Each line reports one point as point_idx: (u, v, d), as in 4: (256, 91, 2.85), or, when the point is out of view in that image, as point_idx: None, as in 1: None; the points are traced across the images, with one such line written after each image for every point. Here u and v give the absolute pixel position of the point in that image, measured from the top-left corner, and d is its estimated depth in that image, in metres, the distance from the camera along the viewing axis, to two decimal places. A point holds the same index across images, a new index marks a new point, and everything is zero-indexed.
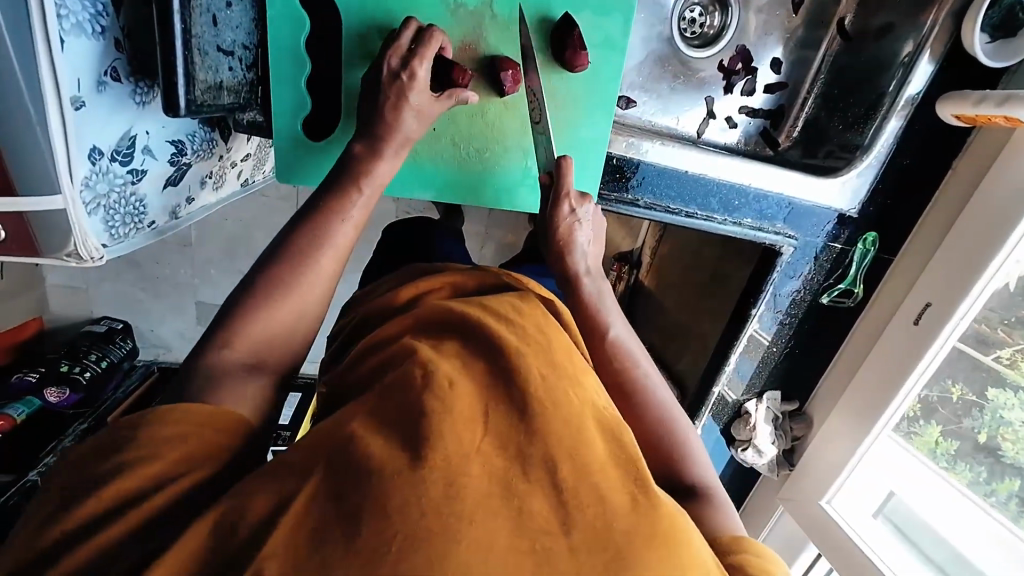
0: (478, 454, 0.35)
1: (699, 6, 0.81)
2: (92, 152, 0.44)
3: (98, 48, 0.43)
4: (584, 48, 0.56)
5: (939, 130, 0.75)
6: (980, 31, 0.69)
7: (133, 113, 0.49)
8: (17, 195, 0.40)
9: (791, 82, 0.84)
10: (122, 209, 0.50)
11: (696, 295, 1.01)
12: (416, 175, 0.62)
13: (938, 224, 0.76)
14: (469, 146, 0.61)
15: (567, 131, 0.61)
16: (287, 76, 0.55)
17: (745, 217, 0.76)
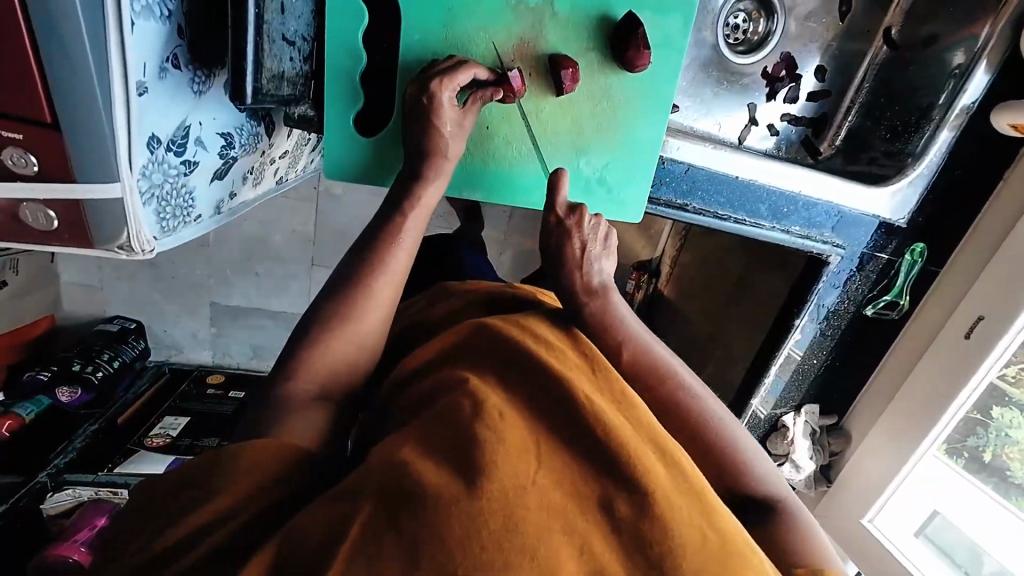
0: (535, 485, 0.32)
1: (743, 12, 0.80)
2: (150, 140, 0.43)
3: (164, 32, 0.42)
4: (648, 47, 0.56)
5: (994, 140, 0.74)
6: None
7: (190, 102, 0.47)
8: (74, 181, 0.39)
9: (834, 90, 0.83)
10: (172, 201, 0.48)
11: (726, 306, 0.99)
12: (467, 173, 0.60)
13: (989, 235, 0.75)
14: (520, 143, 0.60)
15: (622, 131, 0.61)
16: (342, 70, 0.54)
17: (794, 224, 0.75)
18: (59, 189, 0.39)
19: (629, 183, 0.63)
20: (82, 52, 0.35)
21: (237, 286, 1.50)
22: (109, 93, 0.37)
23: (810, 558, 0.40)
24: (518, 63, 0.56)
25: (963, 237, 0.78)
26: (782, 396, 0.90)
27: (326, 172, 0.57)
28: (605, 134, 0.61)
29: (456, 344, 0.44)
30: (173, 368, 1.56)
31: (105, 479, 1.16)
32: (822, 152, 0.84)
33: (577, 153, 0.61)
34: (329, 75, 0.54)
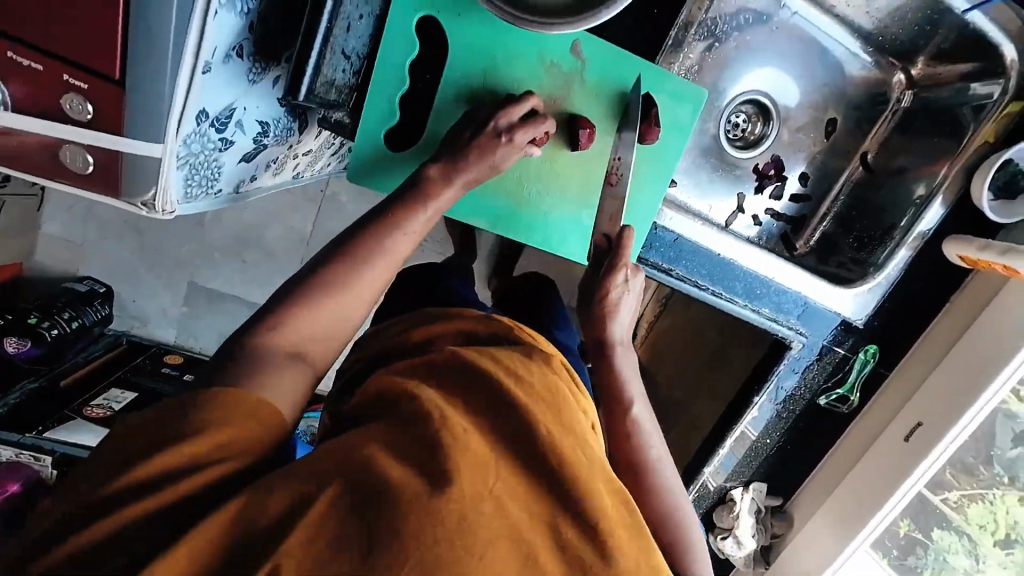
0: (492, 494, 0.34)
1: (744, 114, 0.89)
2: (200, 113, 0.46)
3: (239, 25, 0.46)
4: (658, 126, 0.63)
5: (943, 265, 0.83)
6: (989, 189, 0.78)
7: (242, 88, 0.51)
8: (121, 134, 0.42)
9: (814, 196, 0.92)
10: (202, 171, 0.51)
11: (693, 375, 1.03)
12: (476, 205, 0.65)
13: (935, 350, 0.82)
14: (532, 188, 0.66)
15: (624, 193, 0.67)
16: (385, 87, 0.59)
17: (764, 306, 0.81)
18: (105, 138, 0.42)
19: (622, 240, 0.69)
20: (165, 28, 0.39)
21: (220, 270, 1.49)
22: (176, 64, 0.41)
23: None
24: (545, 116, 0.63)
25: (911, 348, 0.86)
26: (733, 472, 0.93)
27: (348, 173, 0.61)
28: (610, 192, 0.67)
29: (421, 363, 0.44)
30: (132, 340, 1.50)
31: (32, 442, 1.09)
32: (797, 248, 0.92)
33: (582, 205, 0.67)
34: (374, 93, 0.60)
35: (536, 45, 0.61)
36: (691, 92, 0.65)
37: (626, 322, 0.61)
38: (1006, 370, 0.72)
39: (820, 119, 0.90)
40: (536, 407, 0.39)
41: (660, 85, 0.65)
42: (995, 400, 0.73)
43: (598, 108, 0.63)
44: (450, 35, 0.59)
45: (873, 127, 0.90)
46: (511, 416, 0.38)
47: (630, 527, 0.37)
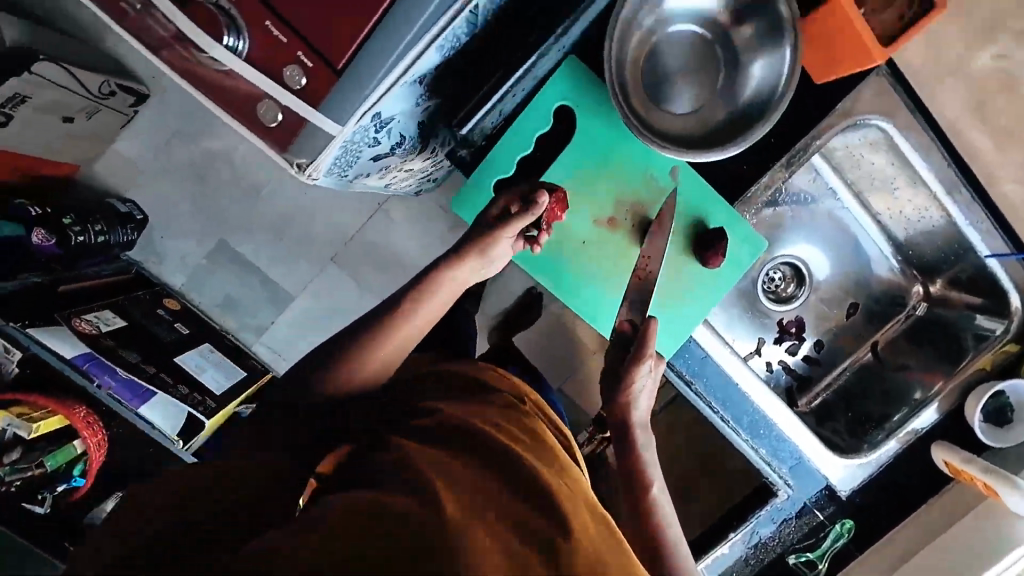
0: (483, 521, 0.41)
1: (781, 273, 1.00)
2: (376, 115, 0.55)
3: (436, 63, 0.56)
4: (719, 256, 0.73)
5: (928, 467, 0.89)
6: (981, 411, 0.85)
7: (408, 106, 0.61)
8: (315, 108, 0.50)
9: (824, 364, 1.01)
10: (348, 157, 0.59)
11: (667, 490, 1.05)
12: (542, 259, 0.77)
13: (905, 544, 0.85)
14: (597, 262, 0.76)
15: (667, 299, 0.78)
16: (512, 143, 0.72)
17: (762, 447, 0.86)
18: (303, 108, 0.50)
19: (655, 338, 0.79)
20: (392, 47, 0.48)
21: (252, 239, 1.54)
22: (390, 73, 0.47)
23: None
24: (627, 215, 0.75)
25: (883, 536, 0.88)
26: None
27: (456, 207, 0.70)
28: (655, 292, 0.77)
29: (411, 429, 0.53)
30: (139, 271, 1.55)
31: (10, 332, 1.07)
32: (800, 405, 0.98)
33: (627, 296, 0.76)
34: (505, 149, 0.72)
35: (641, 159, 0.74)
36: (756, 240, 0.76)
37: (643, 406, 0.68)
38: None
39: (844, 300, 1.01)
40: (507, 460, 0.48)
41: (736, 224, 0.75)
42: None
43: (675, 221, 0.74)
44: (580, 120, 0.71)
45: (888, 324, 1.00)
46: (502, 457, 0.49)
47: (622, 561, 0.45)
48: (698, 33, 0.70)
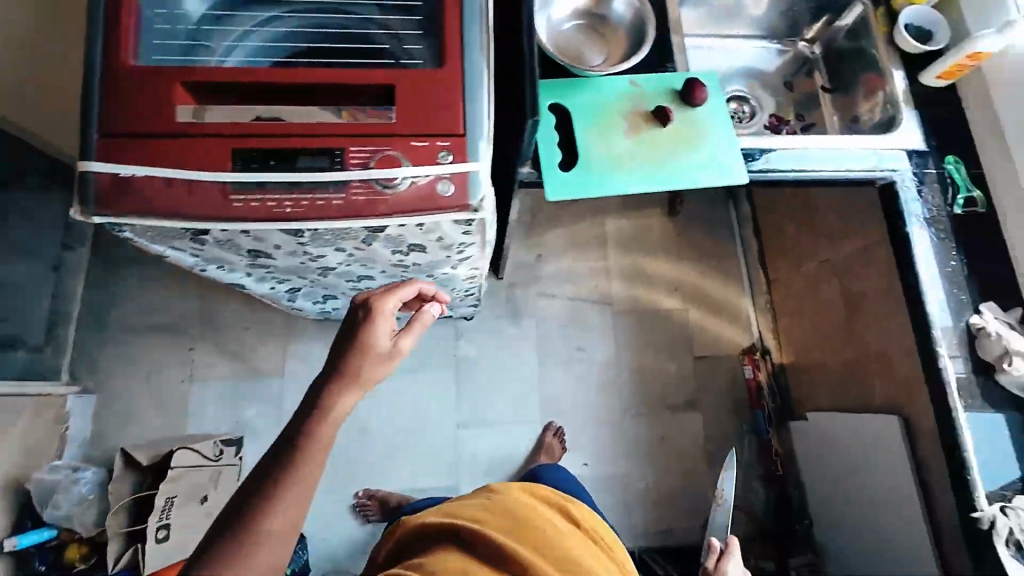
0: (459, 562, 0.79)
1: (742, 104, 1.31)
2: (481, 198, 0.75)
3: (444, 177, 0.73)
4: (699, 89, 0.99)
5: (938, 96, 1.10)
6: (905, 31, 1.11)
7: (474, 196, 0.75)
8: (436, 204, 0.73)
9: (814, 123, 1.29)
10: (472, 238, 0.85)
11: (844, 319, 1.46)
12: (663, 145, 0.98)
13: (993, 142, 1.04)
14: (658, 132, 0.99)
15: (688, 154, 0.98)
16: (606, 114, 0.99)
17: (852, 167, 1.03)
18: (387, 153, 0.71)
19: (709, 181, 0.97)
20: (430, 170, 0.72)
21: (396, 473, 1.66)
22: (484, 85, 0.76)
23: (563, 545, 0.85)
24: (643, 106, 1.00)
25: (981, 153, 1.05)
26: (941, 322, 0.96)
27: (472, 202, 0.75)
28: (677, 161, 0.97)
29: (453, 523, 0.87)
30: None
31: None
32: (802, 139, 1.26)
33: (703, 162, 0.98)
34: (604, 104, 0.99)
35: (621, 109, 0.99)
36: (720, 153, 0.99)
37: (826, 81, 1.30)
38: None
39: (797, 62, 1.34)
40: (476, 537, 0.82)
41: (670, 102, 1.01)
42: None
43: (661, 95, 1.01)
44: (580, 118, 0.98)
45: (837, 60, 1.27)
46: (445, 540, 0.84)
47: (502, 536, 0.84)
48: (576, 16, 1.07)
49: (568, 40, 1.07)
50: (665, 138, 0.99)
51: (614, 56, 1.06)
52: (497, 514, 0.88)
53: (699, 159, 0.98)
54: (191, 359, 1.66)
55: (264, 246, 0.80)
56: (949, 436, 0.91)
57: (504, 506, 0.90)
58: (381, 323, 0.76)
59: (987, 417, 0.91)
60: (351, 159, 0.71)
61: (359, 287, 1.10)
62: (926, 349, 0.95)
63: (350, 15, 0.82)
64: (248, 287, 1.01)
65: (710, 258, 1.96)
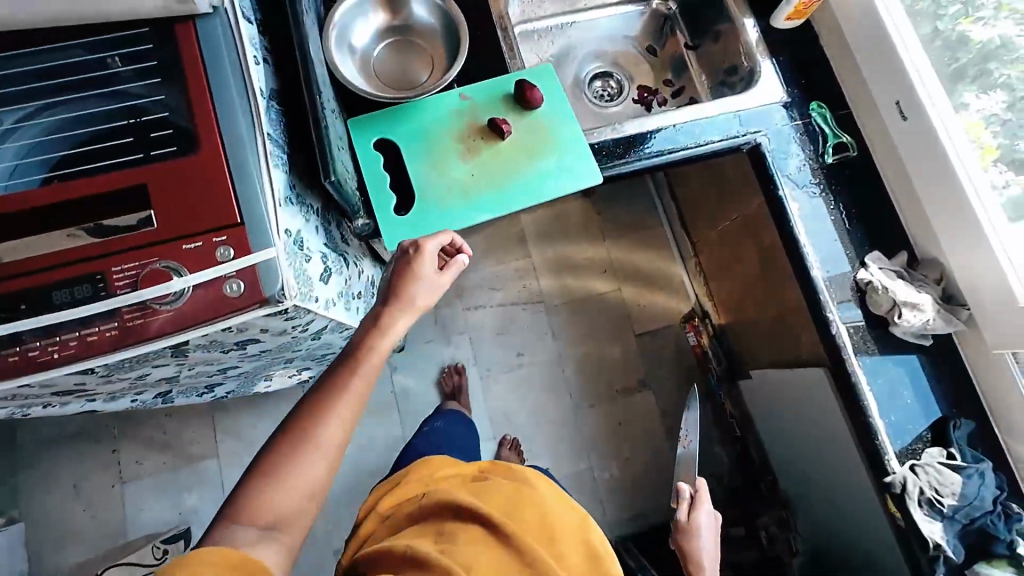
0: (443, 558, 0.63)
1: (606, 81, 1.23)
2: (280, 288, 0.67)
3: (230, 276, 0.64)
4: (533, 90, 0.90)
5: (792, 37, 1.02)
6: None
7: (274, 287, 0.66)
8: (228, 307, 0.65)
9: (685, 85, 1.21)
10: (304, 318, 0.77)
11: (761, 273, 1.42)
12: (504, 161, 0.90)
13: (854, 79, 0.97)
14: (498, 147, 0.90)
15: (533, 166, 0.89)
16: (436, 139, 0.90)
17: (713, 137, 0.96)
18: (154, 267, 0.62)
19: (558, 191, 0.89)
20: (210, 274, 0.63)
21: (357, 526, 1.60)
22: (256, 159, 0.67)
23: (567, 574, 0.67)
24: (478, 121, 0.91)
25: (843, 93, 0.99)
26: (827, 282, 0.91)
27: (271, 294, 0.66)
28: (520, 176, 0.89)
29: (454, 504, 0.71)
30: None
31: None
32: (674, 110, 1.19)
33: (549, 171, 0.89)
34: (434, 127, 0.90)
35: (453, 130, 0.90)
36: (568, 157, 0.90)
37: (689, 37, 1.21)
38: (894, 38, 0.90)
39: (657, 24, 1.25)
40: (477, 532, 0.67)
41: (507, 111, 0.92)
42: (913, 60, 0.90)
43: (496, 105, 0.92)
44: (407, 152, 0.89)
45: (694, 14, 1.18)
46: (466, 523, 0.68)
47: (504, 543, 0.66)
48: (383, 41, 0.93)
49: (387, 64, 0.94)
50: (506, 152, 0.90)
51: (439, 64, 0.94)
52: (534, 510, 0.70)
53: (543, 169, 0.89)
54: (117, 461, 1.56)
55: (66, 385, 0.71)
56: (851, 402, 0.87)
57: (532, 506, 0.71)
58: (425, 262, 0.74)
59: (888, 371, 0.88)
60: (116, 282, 0.62)
61: (232, 373, 1.00)
62: (816, 314, 0.90)
63: (86, 95, 0.66)
64: (102, 408, 0.91)
65: (635, 230, 1.89)
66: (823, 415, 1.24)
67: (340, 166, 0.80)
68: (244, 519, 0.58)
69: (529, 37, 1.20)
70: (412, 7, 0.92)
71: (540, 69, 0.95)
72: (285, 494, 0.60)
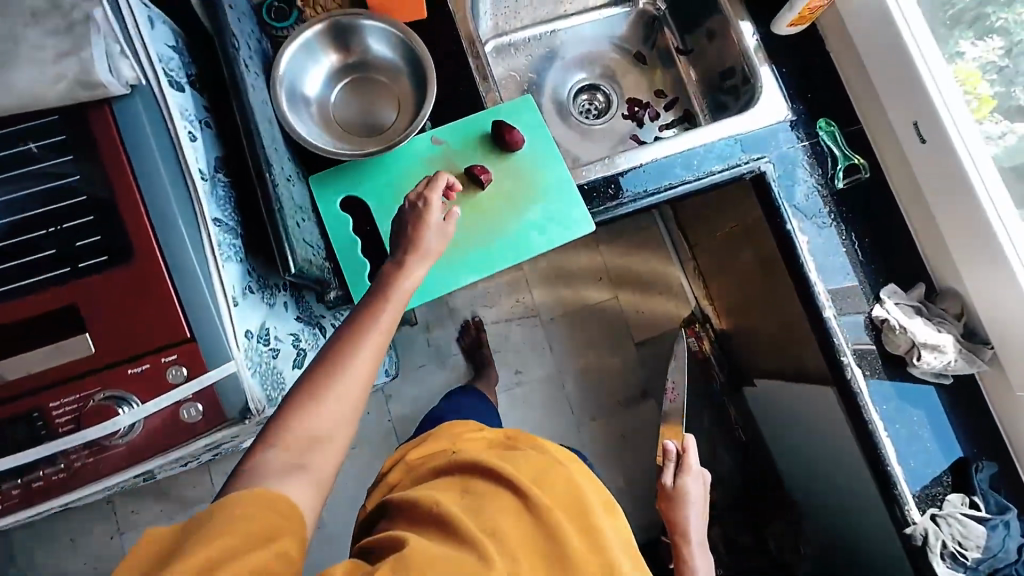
0: (459, 536, 0.57)
1: (592, 95, 1.12)
2: (246, 403, 0.60)
3: (187, 400, 0.58)
4: (513, 130, 0.81)
5: (796, 42, 0.93)
6: None
7: (239, 405, 0.60)
8: (190, 432, 0.58)
9: (679, 95, 1.11)
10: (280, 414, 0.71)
11: (763, 283, 1.35)
12: (486, 214, 0.81)
13: (866, 92, 0.89)
14: (479, 196, 0.82)
15: (517, 218, 0.81)
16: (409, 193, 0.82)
17: (712, 166, 0.87)
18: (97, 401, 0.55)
19: (547, 243, 0.81)
20: (163, 401, 0.57)
21: None
22: (203, 260, 0.60)
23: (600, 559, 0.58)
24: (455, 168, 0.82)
25: (854, 106, 0.91)
26: (840, 321, 0.84)
27: (235, 413, 0.59)
28: (505, 230, 0.81)
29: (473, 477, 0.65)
30: None
31: None
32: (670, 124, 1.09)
33: (536, 222, 0.81)
34: (406, 178, 0.82)
35: None
36: (556, 204, 0.82)
37: (680, 39, 1.09)
38: (911, 48, 0.81)
39: (644, 24, 1.13)
40: (494, 505, 0.60)
41: (485, 152, 0.83)
42: (932, 72, 0.81)
43: (472, 147, 0.83)
44: (377, 212, 0.81)
45: (685, 15, 1.06)
46: (491, 489, 0.63)
47: (524, 520, 0.59)
48: (337, 78, 0.83)
49: (349, 107, 0.85)
50: (488, 203, 0.82)
51: (406, 100, 0.84)
52: (564, 484, 0.63)
53: (529, 220, 0.81)
54: (112, 513, 1.52)
55: None
56: (868, 450, 0.82)
57: (558, 481, 0.63)
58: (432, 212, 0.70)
59: (907, 414, 0.83)
60: (56, 420, 0.55)
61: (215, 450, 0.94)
62: (830, 357, 0.85)
63: None
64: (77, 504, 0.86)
65: (629, 233, 1.81)
66: (833, 435, 1.20)
67: (304, 243, 0.72)
68: (277, 442, 0.54)
69: (504, 51, 1.08)
70: (367, 40, 0.81)
71: (519, 102, 0.86)
72: (314, 422, 0.55)
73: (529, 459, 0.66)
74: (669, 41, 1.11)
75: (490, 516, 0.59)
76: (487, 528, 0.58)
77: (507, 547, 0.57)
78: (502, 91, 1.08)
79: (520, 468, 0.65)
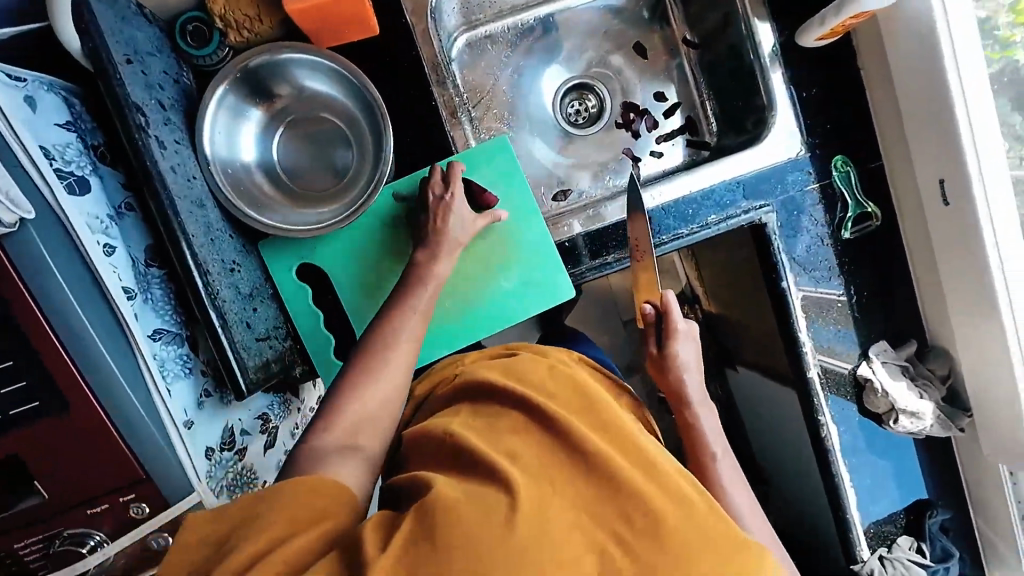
0: (472, 463, 0.47)
1: (582, 98, 0.97)
2: None
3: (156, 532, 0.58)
4: (486, 190, 0.72)
5: (819, 57, 0.79)
6: None
7: None
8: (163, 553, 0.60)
9: (682, 96, 0.96)
10: None
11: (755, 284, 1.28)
12: (459, 283, 0.76)
13: (893, 128, 0.77)
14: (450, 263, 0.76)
15: (491, 287, 0.76)
16: (371, 261, 0.74)
17: (708, 216, 0.79)
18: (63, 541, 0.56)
19: (522, 314, 0.76)
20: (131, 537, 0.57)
21: None
22: (148, 397, 0.55)
23: (647, 467, 0.46)
24: None
25: (877, 139, 0.79)
26: (824, 382, 0.82)
27: None
28: (478, 301, 0.76)
29: (487, 405, 0.56)
30: None
31: None
32: (670, 135, 0.95)
33: (511, 291, 0.76)
34: (369, 243, 0.74)
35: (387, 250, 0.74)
36: (533, 271, 0.76)
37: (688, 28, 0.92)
38: (953, 91, 0.66)
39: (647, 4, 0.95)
40: (514, 425, 0.51)
41: None
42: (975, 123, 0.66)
43: None
44: (337, 284, 0.74)
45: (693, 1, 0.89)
46: (511, 408, 0.53)
47: (552, 435, 0.49)
48: (273, 125, 0.73)
49: (298, 153, 0.74)
50: (460, 270, 0.76)
51: (361, 139, 0.73)
52: (579, 395, 0.55)
53: (504, 288, 0.76)
54: None
55: None
56: (834, 497, 0.84)
57: (584, 397, 0.54)
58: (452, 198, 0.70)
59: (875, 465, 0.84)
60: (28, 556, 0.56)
61: None
62: (808, 413, 0.84)
63: None
64: None
65: None
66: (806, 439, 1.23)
67: (259, 337, 0.67)
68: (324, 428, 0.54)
69: (479, 46, 0.92)
70: (296, 76, 0.70)
71: (493, 143, 0.75)
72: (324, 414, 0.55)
73: (547, 381, 0.57)
74: (675, 28, 0.94)
75: (510, 440, 0.49)
76: (509, 446, 0.48)
77: (535, 465, 0.46)
78: (475, 94, 0.93)
79: (543, 386, 0.56)
